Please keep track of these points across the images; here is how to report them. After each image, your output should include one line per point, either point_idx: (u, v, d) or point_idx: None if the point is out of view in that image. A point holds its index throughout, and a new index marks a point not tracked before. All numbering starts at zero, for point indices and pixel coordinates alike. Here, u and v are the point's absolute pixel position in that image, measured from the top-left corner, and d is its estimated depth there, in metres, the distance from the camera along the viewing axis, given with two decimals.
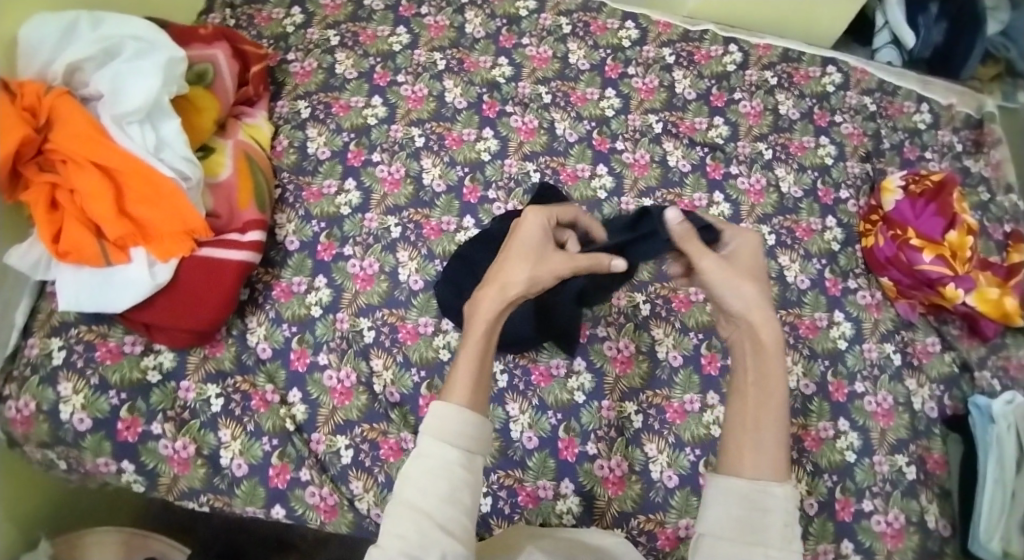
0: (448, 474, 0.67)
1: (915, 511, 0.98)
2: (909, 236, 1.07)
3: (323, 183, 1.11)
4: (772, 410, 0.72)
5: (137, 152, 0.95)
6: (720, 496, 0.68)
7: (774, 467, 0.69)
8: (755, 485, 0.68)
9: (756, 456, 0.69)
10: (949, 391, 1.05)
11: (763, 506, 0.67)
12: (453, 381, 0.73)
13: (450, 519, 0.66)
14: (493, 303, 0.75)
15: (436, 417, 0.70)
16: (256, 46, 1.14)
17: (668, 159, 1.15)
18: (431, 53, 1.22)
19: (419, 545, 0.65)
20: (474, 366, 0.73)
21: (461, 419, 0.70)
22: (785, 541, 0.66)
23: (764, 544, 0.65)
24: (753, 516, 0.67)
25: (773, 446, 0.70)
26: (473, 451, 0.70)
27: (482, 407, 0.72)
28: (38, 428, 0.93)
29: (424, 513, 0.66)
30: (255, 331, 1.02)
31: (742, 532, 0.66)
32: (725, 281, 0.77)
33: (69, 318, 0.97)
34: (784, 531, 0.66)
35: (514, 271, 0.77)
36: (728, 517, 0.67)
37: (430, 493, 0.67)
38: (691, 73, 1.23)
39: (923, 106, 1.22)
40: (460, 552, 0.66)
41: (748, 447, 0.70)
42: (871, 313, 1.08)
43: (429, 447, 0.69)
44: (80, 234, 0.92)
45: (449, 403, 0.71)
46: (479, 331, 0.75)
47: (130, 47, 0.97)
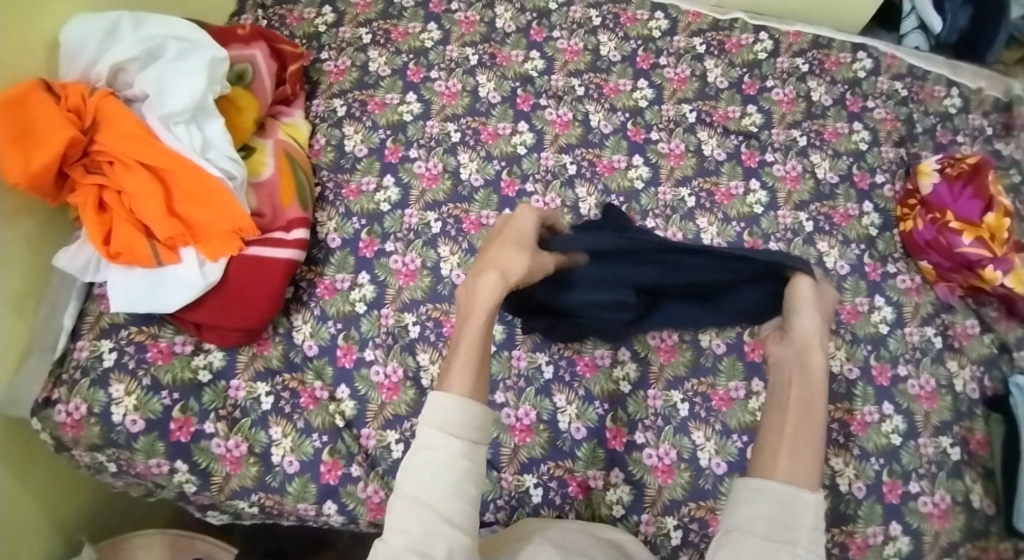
0: (452, 466, 0.68)
1: (960, 492, 0.99)
2: (948, 219, 1.07)
3: (362, 181, 1.11)
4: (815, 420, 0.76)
5: (185, 152, 0.95)
6: (752, 495, 0.71)
7: (808, 474, 0.72)
8: (788, 488, 0.70)
9: (791, 460, 0.72)
10: (989, 372, 1.06)
11: (795, 509, 0.69)
12: (451, 368, 0.75)
13: (455, 512, 0.68)
14: (493, 288, 0.78)
15: (436, 408, 0.71)
16: (292, 45, 1.15)
17: (702, 148, 1.16)
18: (462, 48, 1.22)
19: (424, 538, 0.66)
20: (472, 354, 0.75)
21: (463, 410, 0.70)
22: (812, 542, 0.68)
23: (794, 543, 0.67)
24: (785, 516, 0.69)
25: (810, 454, 0.73)
26: (475, 441, 0.71)
27: (484, 395, 0.73)
28: (90, 431, 0.93)
29: (428, 506, 0.67)
30: (301, 329, 1.03)
31: (774, 529, 0.68)
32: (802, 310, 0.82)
33: (119, 319, 0.98)
34: (813, 534, 0.68)
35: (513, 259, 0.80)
36: (759, 515, 0.69)
37: (433, 486, 0.68)
38: (722, 62, 1.24)
39: (953, 90, 1.24)
40: (466, 543, 0.67)
41: (785, 453, 0.73)
42: (911, 297, 1.09)
43: (432, 439, 0.69)
44: (130, 235, 0.93)
45: (448, 393, 0.72)
46: (478, 321, 0.78)
47: (173, 48, 0.98)
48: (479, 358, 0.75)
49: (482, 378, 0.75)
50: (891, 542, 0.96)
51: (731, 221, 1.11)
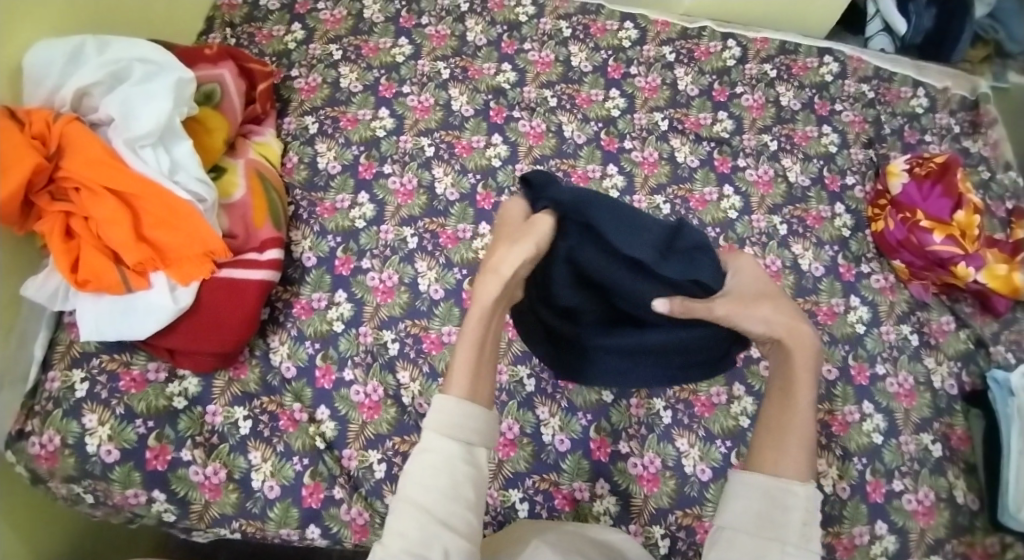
0: (448, 469, 0.68)
1: (942, 488, 1.00)
2: (919, 218, 1.09)
3: (336, 198, 1.10)
4: (799, 409, 0.72)
5: (153, 176, 0.93)
6: (743, 491, 0.70)
7: (798, 468, 0.70)
8: (777, 482, 0.69)
9: (779, 455, 0.71)
10: (966, 367, 1.07)
11: (783, 505, 0.68)
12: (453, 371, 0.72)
13: (453, 515, 0.67)
14: (493, 288, 0.69)
15: (438, 410, 0.70)
16: (262, 63, 1.14)
17: (676, 155, 1.17)
18: (434, 62, 1.22)
19: (421, 542, 0.65)
20: (471, 359, 0.71)
21: (465, 414, 0.69)
22: (803, 540, 0.66)
23: (782, 540, 0.66)
24: (774, 512, 0.68)
25: (798, 447, 0.71)
26: (474, 444, 0.70)
27: (485, 397, 0.72)
28: (64, 463, 0.91)
29: (426, 510, 0.67)
30: (278, 350, 1.01)
31: (761, 526, 0.67)
32: (742, 308, 0.70)
33: (90, 348, 0.95)
34: (804, 530, 0.67)
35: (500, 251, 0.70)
36: (748, 510, 0.69)
37: (433, 489, 0.67)
38: (692, 70, 1.25)
39: (919, 90, 1.26)
40: (463, 547, 0.67)
41: (772, 447, 0.72)
42: (886, 296, 1.10)
43: (431, 441, 0.69)
44: (98, 262, 0.91)
45: (450, 396, 0.70)
46: (476, 328, 0.72)
47: (138, 70, 0.96)
48: (479, 360, 0.72)
49: (485, 378, 0.73)
50: (877, 541, 0.96)
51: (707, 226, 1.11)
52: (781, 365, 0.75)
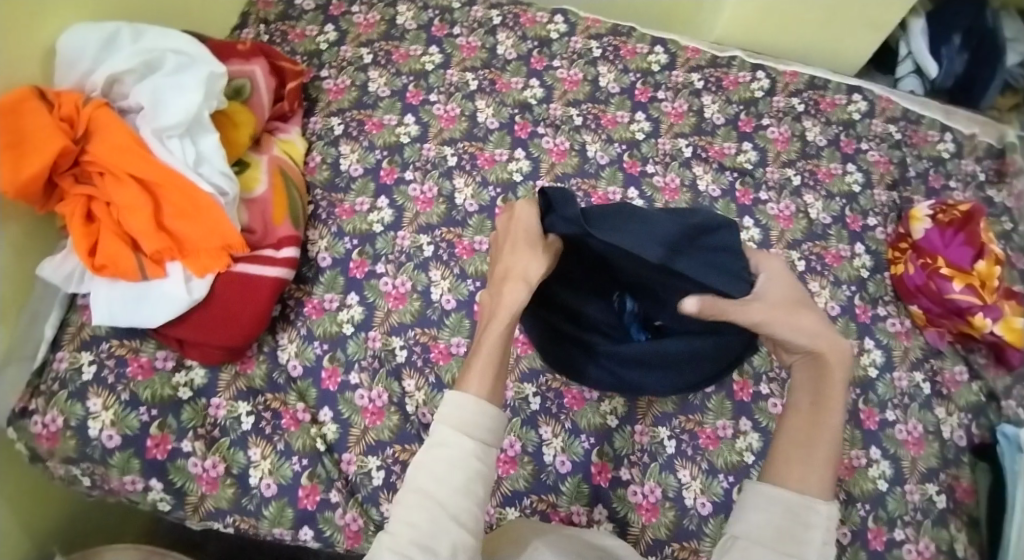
0: (463, 465, 0.66)
1: (944, 540, 0.98)
2: (939, 265, 1.08)
3: (355, 201, 1.10)
4: (829, 426, 0.71)
5: (177, 166, 0.94)
6: (764, 503, 0.67)
7: (821, 485, 0.67)
8: (801, 499, 0.66)
9: (804, 471, 0.68)
10: (976, 420, 1.06)
11: (806, 522, 0.65)
12: (470, 372, 0.72)
13: (464, 510, 0.66)
14: (518, 294, 0.74)
15: (453, 406, 0.69)
16: (293, 62, 1.15)
17: (698, 182, 1.16)
18: (463, 73, 1.22)
19: (431, 534, 0.64)
20: (494, 359, 0.72)
21: (481, 411, 0.69)
22: (821, 559, 0.64)
23: (801, 557, 0.64)
24: (795, 528, 0.65)
25: (823, 462, 0.69)
26: (489, 442, 0.69)
27: (502, 399, 0.71)
28: (65, 444, 0.91)
29: (437, 503, 0.65)
30: (286, 348, 1.01)
31: (781, 541, 0.64)
32: (787, 320, 0.73)
33: (101, 332, 0.96)
34: (823, 548, 0.64)
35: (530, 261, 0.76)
36: (768, 524, 0.65)
37: (445, 483, 0.66)
38: (719, 99, 1.25)
39: (947, 136, 1.25)
40: (471, 544, 0.65)
41: (798, 461, 0.69)
42: (900, 341, 1.09)
43: (445, 436, 0.68)
44: (116, 247, 0.91)
45: (467, 393, 0.70)
46: (502, 330, 0.74)
47: (170, 60, 0.97)
48: (501, 363, 0.73)
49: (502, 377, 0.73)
50: None
51: None
52: (810, 385, 0.74)
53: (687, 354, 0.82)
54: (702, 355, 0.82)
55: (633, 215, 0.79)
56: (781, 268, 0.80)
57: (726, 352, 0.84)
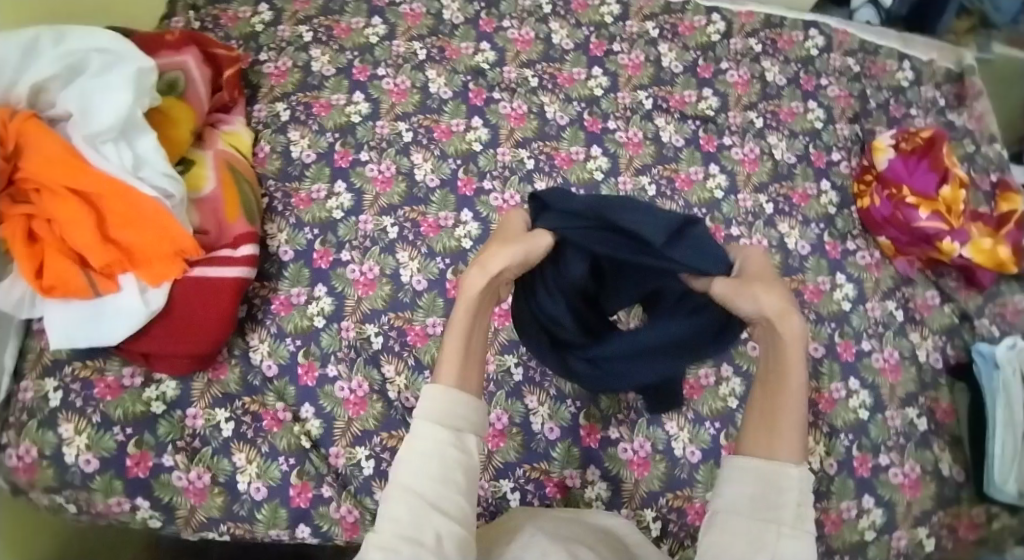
0: (439, 455, 0.65)
1: (928, 461, 1.01)
2: (904, 194, 1.08)
3: (311, 188, 1.07)
4: (790, 390, 0.68)
5: (115, 172, 0.89)
6: (736, 474, 0.65)
7: (792, 447, 0.66)
8: (772, 464, 0.65)
9: (773, 437, 0.66)
10: (951, 341, 1.08)
11: (778, 486, 0.64)
12: (442, 361, 0.70)
13: (445, 499, 0.65)
14: (478, 280, 0.71)
15: (427, 400, 0.68)
16: (228, 48, 1.09)
17: (661, 135, 1.14)
18: (409, 42, 1.18)
19: (414, 526, 0.63)
20: (460, 347, 0.71)
21: (454, 400, 0.68)
22: (798, 520, 0.63)
23: (778, 522, 0.62)
24: (769, 494, 0.64)
25: (792, 427, 0.67)
26: (464, 431, 0.68)
27: (475, 387, 0.70)
28: (43, 474, 0.88)
29: (417, 494, 0.64)
30: (258, 348, 0.98)
31: (755, 509, 0.63)
32: (737, 291, 0.69)
33: (62, 355, 0.93)
34: (798, 510, 0.63)
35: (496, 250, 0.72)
36: (742, 494, 0.64)
37: (422, 473, 0.65)
38: (676, 46, 1.22)
39: (905, 64, 1.25)
40: (457, 532, 0.64)
41: (764, 429, 0.67)
42: (871, 273, 1.10)
43: (422, 429, 0.66)
44: (63, 266, 0.87)
45: (440, 385, 0.69)
46: (464, 316, 0.71)
47: (95, 60, 0.91)
48: (468, 347, 0.71)
49: (474, 367, 0.72)
50: (864, 514, 0.97)
51: (693, 207, 1.09)
52: (770, 348, 0.70)
53: (671, 342, 0.79)
54: (686, 339, 0.79)
55: (631, 203, 0.79)
56: (761, 256, 0.76)
57: (712, 327, 0.79)
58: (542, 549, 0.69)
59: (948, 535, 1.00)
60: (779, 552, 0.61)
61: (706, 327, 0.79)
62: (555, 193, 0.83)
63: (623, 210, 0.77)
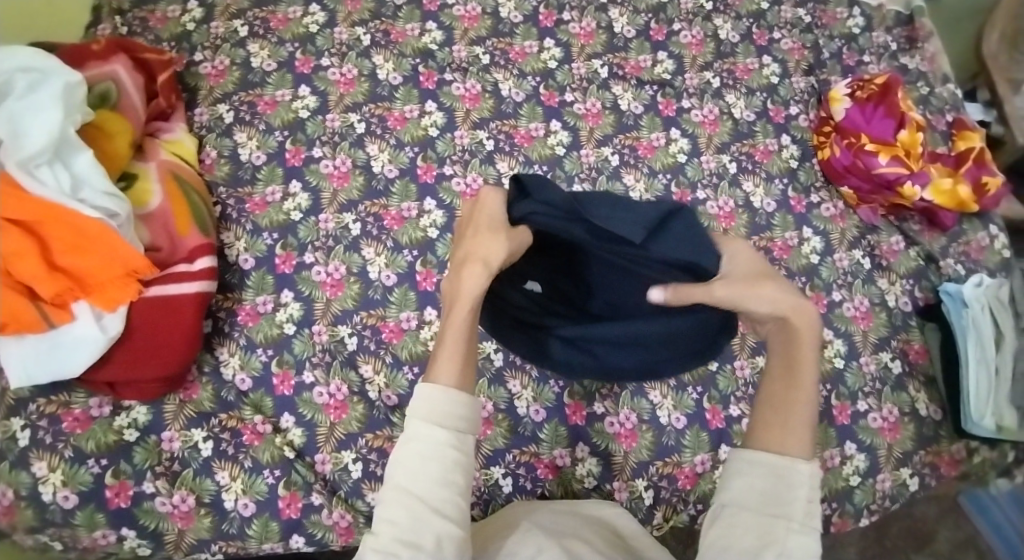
0: (438, 457, 0.64)
1: (906, 403, 1.03)
2: (864, 142, 1.08)
3: (265, 191, 1.03)
4: (802, 387, 0.69)
5: (54, 197, 0.84)
6: (744, 469, 0.66)
7: (800, 444, 0.66)
8: (780, 459, 0.65)
9: (782, 433, 0.67)
10: (919, 284, 1.09)
11: (787, 482, 0.64)
12: (437, 362, 0.68)
13: (445, 502, 0.63)
14: (479, 280, 0.68)
15: (422, 399, 0.65)
16: (157, 51, 1.04)
17: (619, 103, 1.13)
18: (352, 28, 1.14)
19: (412, 530, 0.62)
20: (459, 347, 0.68)
21: (454, 401, 0.65)
22: (807, 517, 0.63)
23: (787, 517, 0.63)
24: (778, 490, 0.64)
25: (800, 423, 0.67)
26: (464, 432, 0.66)
27: (471, 385, 0.68)
28: (22, 516, 0.84)
29: (416, 497, 0.63)
30: (228, 362, 0.95)
31: (764, 504, 0.64)
32: (747, 292, 0.69)
33: (23, 393, 0.88)
34: (807, 506, 0.63)
35: (493, 243, 0.69)
36: (751, 488, 0.65)
37: (421, 477, 0.63)
38: (626, 10, 1.20)
39: (855, 10, 1.25)
40: (457, 534, 0.63)
41: (777, 424, 0.68)
42: (837, 224, 1.10)
43: (418, 430, 0.64)
44: (11, 301, 0.82)
45: (436, 385, 0.66)
46: (463, 318, 0.68)
47: (19, 80, 0.86)
48: (467, 349, 0.68)
49: (471, 364, 0.69)
50: (848, 462, 0.98)
51: (658, 173, 1.08)
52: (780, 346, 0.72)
53: (664, 335, 0.76)
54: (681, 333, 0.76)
55: (612, 201, 0.78)
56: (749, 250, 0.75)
57: (709, 325, 0.77)
58: (538, 545, 0.72)
59: (931, 474, 1.03)
60: (787, 548, 0.61)
61: (711, 319, 0.76)
62: (533, 179, 0.77)
63: (609, 209, 0.76)
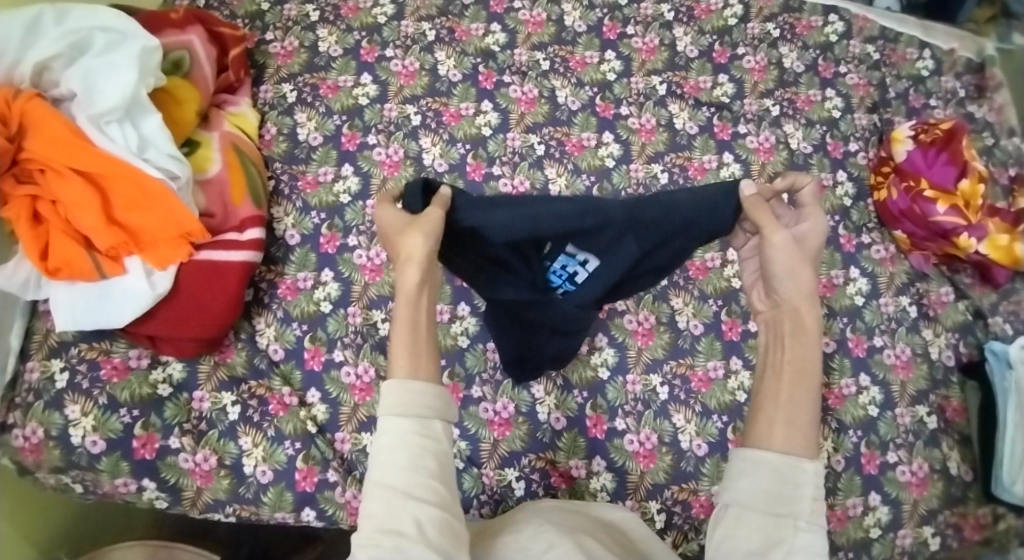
0: (404, 445, 0.63)
1: (937, 460, 1.00)
2: (923, 187, 1.06)
3: (319, 171, 1.06)
4: (809, 387, 0.66)
5: (120, 154, 0.88)
6: (748, 467, 0.63)
7: (807, 441, 0.63)
8: (787, 459, 0.62)
9: (788, 430, 0.64)
10: (963, 339, 1.06)
11: (793, 481, 0.61)
12: (393, 355, 0.67)
13: (417, 485, 0.62)
14: (411, 275, 0.69)
15: (383, 397, 0.65)
16: (232, 27, 1.08)
17: (674, 121, 1.13)
18: (419, 23, 1.16)
19: (389, 517, 0.61)
20: (406, 337, 0.68)
21: (409, 390, 0.64)
22: (813, 514, 0.61)
23: (793, 516, 0.60)
24: (783, 489, 0.61)
25: (804, 420, 0.64)
26: (427, 417, 0.65)
27: (428, 371, 0.66)
28: (49, 455, 0.88)
29: (390, 487, 0.62)
30: (265, 332, 0.98)
31: (769, 502, 0.61)
32: (786, 265, 0.68)
33: (68, 337, 0.92)
34: (814, 505, 0.61)
35: (409, 240, 0.69)
36: (756, 487, 0.62)
37: (390, 467, 0.63)
38: (691, 30, 1.20)
39: (925, 52, 1.23)
40: (436, 517, 0.62)
41: (782, 419, 0.64)
42: (886, 267, 1.08)
43: (382, 424, 0.64)
44: (69, 248, 0.87)
45: (393, 379, 0.65)
46: (405, 314, 0.69)
47: (100, 39, 0.90)
48: (416, 336, 0.68)
49: (426, 350, 0.68)
50: (871, 512, 0.96)
51: None
52: (777, 340, 0.70)
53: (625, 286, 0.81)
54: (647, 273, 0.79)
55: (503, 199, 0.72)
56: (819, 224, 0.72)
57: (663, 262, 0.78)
58: (548, 541, 0.71)
59: (954, 535, 0.99)
60: (796, 547, 0.59)
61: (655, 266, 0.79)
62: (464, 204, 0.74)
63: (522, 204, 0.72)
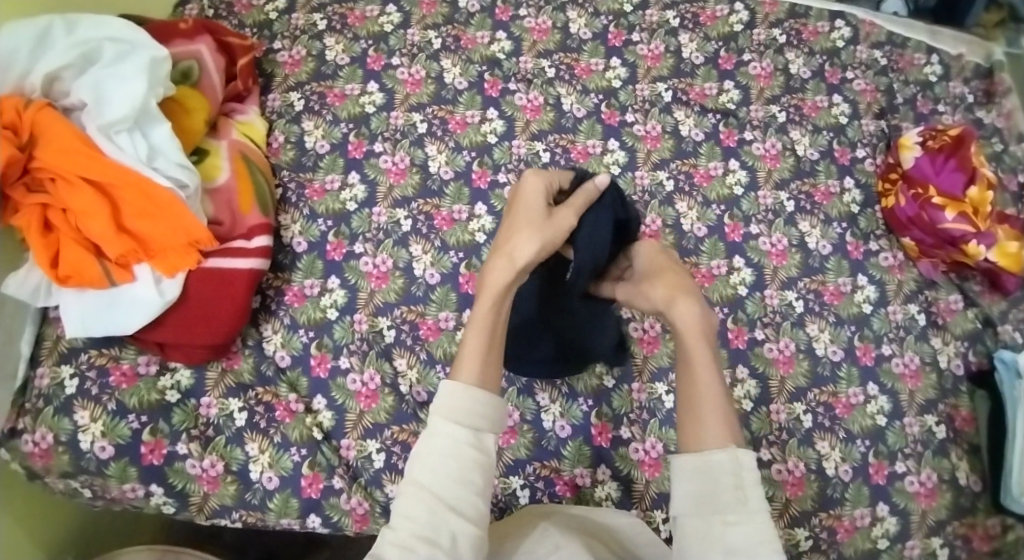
0: (457, 454, 0.65)
1: (946, 469, 0.99)
2: (931, 195, 1.04)
3: (325, 179, 1.06)
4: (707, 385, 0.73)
5: (130, 163, 0.89)
6: (679, 478, 0.68)
7: (718, 436, 0.69)
8: (703, 457, 0.68)
9: (699, 431, 0.70)
10: (974, 347, 1.04)
11: (713, 476, 0.66)
12: (462, 356, 0.70)
13: (462, 500, 0.64)
14: (503, 273, 0.74)
15: (444, 397, 0.67)
16: (240, 37, 1.09)
17: (679, 128, 1.13)
18: (424, 31, 1.17)
19: (430, 526, 0.62)
20: (482, 338, 0.71)
21: (473, 398, 0.67)
22: (741, 504, 0.65)
23: (722, 511, 0.65)
24: (709, 488, 0.66)
25: (713, 415, 0.70)
26: (482, 429, 0.67)
27: (493, 384, 0.69)
28: (59, 460, 0.89)
29: (434, 493, 0.64)
30: (272, 339, 0.98)
31: (701, 505, 0.66)
32: (634, 291, 0.85)
33: (78, 343, 0.93)
34: (738, 492, 0.66)
35: (522, 239, 0.75)
36: (687, 495, 0.67)
37: (438, 473, 0.64)
38: (697, 36, 1.20)
39: (933, 57, 1.22)
40: (472, 533, 0.64)
41: (692, 424, 0.71)
42: (894, 275, 1.07)
43: (438, 428, 0.66)
44: (80, 255, 0.88)
45: (457, 382, 0.68)
46: (487, 312, 0.73)
47: (109, 50, 0.91)
48: (491, 341, 0.71)
49: (492, 367, 0.71)
50: (879, 523, 0.95)
51: (711, 204, 1.08)
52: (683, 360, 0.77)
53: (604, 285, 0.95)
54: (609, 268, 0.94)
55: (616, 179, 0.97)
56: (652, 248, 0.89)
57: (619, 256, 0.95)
58: (554, 543, 0.75)
59: (964, 546, 0.98)
60: (730, 541, 0.64)
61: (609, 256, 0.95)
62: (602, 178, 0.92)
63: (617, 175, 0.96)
